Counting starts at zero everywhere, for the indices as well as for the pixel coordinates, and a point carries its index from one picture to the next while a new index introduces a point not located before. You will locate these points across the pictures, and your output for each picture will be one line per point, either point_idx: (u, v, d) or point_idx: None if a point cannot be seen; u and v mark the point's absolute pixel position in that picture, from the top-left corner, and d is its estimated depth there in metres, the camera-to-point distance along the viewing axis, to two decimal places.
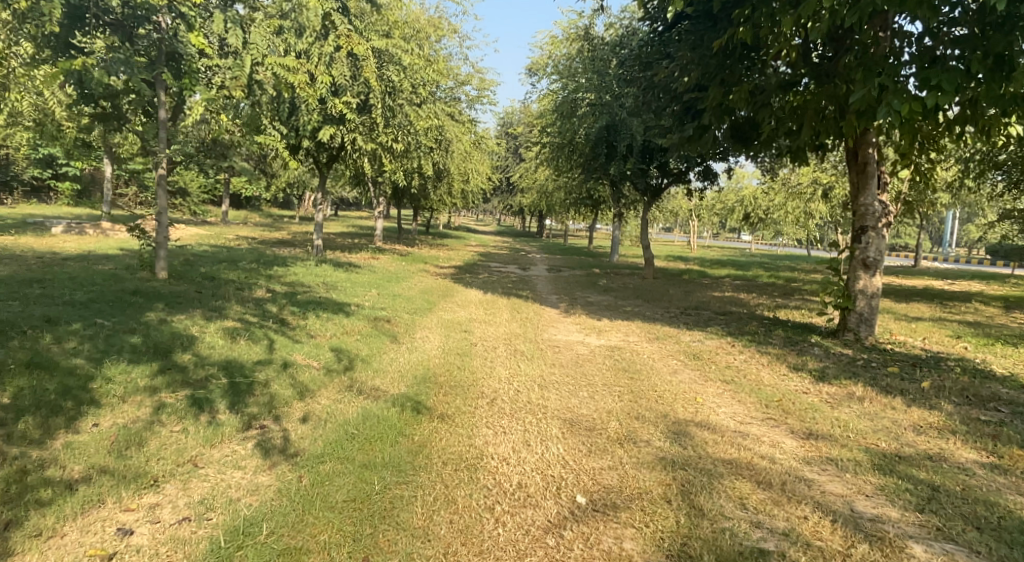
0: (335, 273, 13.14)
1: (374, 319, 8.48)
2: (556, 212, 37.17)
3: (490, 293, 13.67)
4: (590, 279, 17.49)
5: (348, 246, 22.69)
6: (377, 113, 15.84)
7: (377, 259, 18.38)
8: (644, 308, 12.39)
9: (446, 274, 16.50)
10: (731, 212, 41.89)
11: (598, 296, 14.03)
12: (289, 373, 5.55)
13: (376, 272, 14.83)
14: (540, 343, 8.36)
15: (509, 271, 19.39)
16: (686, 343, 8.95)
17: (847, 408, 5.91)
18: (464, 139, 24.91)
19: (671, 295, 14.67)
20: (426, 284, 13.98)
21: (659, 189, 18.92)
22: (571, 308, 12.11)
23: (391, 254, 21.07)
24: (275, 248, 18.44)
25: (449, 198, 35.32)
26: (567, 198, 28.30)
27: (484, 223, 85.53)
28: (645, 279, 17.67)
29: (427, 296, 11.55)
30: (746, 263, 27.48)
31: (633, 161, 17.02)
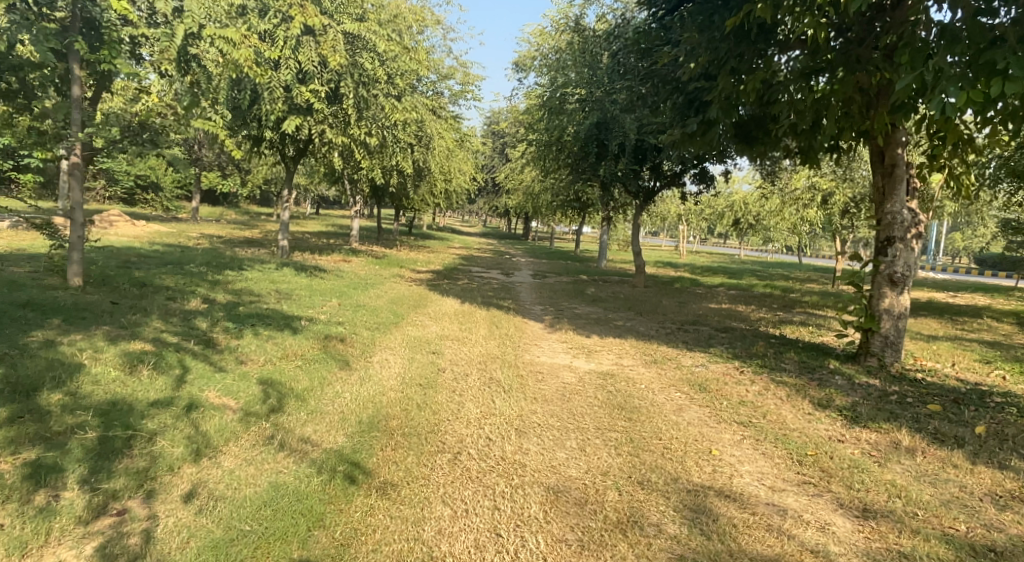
0: (295, 279, 11.82)
1: (325, 337, 7.21)
2: (542, 214, 35.95)
3: (468, 302, 12.43)
4: (577, 287, 16.31)
5: (321, 248, 21.33)
6: (348, 104, 14.56)
7: (349, 262, 17.06)
8: (637, 323, 11.20)
9: (421, 281, 15.23)
10: (721, 218, 40.94)
11: (586, 308, 12.84)
12: (190, 419, 4.30)
13: (342, 277, 13.53)
14: (520, 370, 7.12)
15: (491, 277, 18.15)
16: (688, 369, 7.75)
17: (899, 466, 4.73)
18: (447, 136, 23.67)
19: (665, 308, 13.49)
20: (398, 292, 12.70)
21: (652, 192, 17.80)
22: (556, 322, 10.91)
23: (365, 256, 19.76)
24: (237, 249, 17.05)
25: (432, 199, 33.99)
26: (554, 200, 27.08)
27: (470, 224, 84.12)
28: (637, 289, 16.50)
29: (396, 307, 10.29)
30: (739, 271, 26.47)
31: (626, 161, 15.87)
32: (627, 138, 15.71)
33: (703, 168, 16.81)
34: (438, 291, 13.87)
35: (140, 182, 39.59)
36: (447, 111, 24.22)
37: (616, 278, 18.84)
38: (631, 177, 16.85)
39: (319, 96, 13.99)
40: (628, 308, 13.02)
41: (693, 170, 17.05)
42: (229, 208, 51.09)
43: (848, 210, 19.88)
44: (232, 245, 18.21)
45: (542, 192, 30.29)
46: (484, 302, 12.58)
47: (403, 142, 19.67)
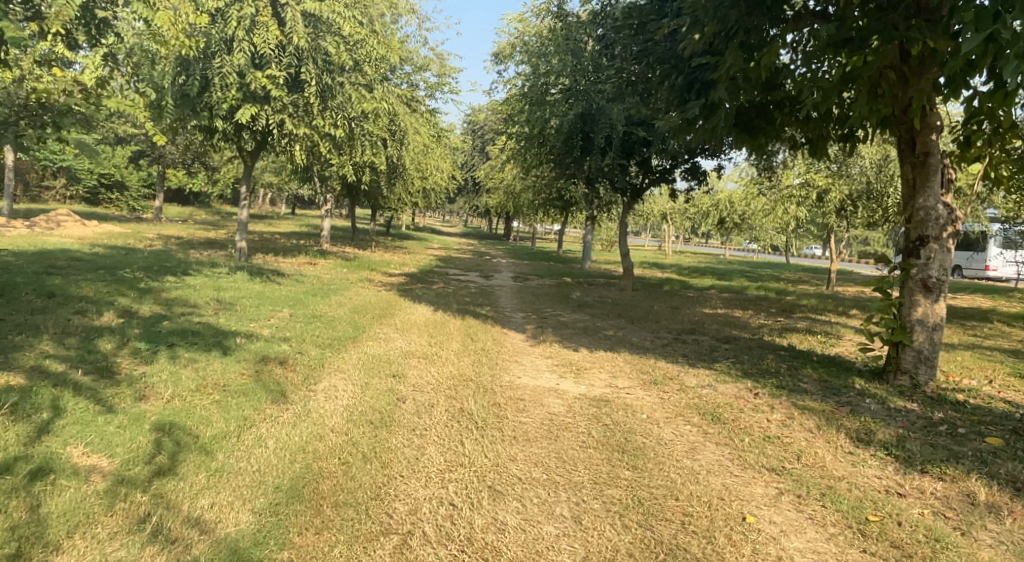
0: (247, 285, 10.52)
1: (262, 359, 5.98)
2: (523, 214, 34.79)
3: (442, 309, 11.21)
4: (561, 291, 15.15)
5: (287, 249, 19.97)
6: (310, 92, 13.24)
7: (315, 264, 15.76)
8: (629, 333, 10.07)
9: (393, 285, 14.00)
10: (706, 217, 40.12)
11: (571, 315, 11.68)
12: (29, 495, 3.08)
13: (303, 281, 12.25)
14: (498, 398, 5.94)
15: (469, 280, 16.95)
16: (695, 392, 6.63)
17: (987, 536, 3.64)
18: (422, 131, 22.42)
19: (659, 314, 12.37)
20: (365, 298, 11.46)
21: (640, 189, 16.72)
22: (539, 332, 9.76)
23: (334, 258, 18.46)
24: (192, 250, 15.66)
25: (410, 197, 32.67)
26: (535, 198, 25.91)
27: (451, 224, 82.73)
28: (626, 293, 15.39)
29: (358, 318, 9.04)
30: (727, 272, 25.54)
31: (613, 155, 14.77)
32: (615, 130, 14.60)
33: (695, 163, 15.78)
34: (410, 297, 12.63)
35: (103, 180, 37.77)
36: (422, 104, 22.97)
37: (602, 280, 17.72)
38: (618, 173, 15.74)
39: (277, 83, 12.72)
40: (617, 315, 11.89)
41: (684, 166, 16.01)
42: (200, 207, 49.28)
43: (844, 208, 19.00)
44: (188, 246, 16.80)
45: (523, 191, 29.12)
46: (460, 309, 11.36)
47: (375, 136, 18.39)
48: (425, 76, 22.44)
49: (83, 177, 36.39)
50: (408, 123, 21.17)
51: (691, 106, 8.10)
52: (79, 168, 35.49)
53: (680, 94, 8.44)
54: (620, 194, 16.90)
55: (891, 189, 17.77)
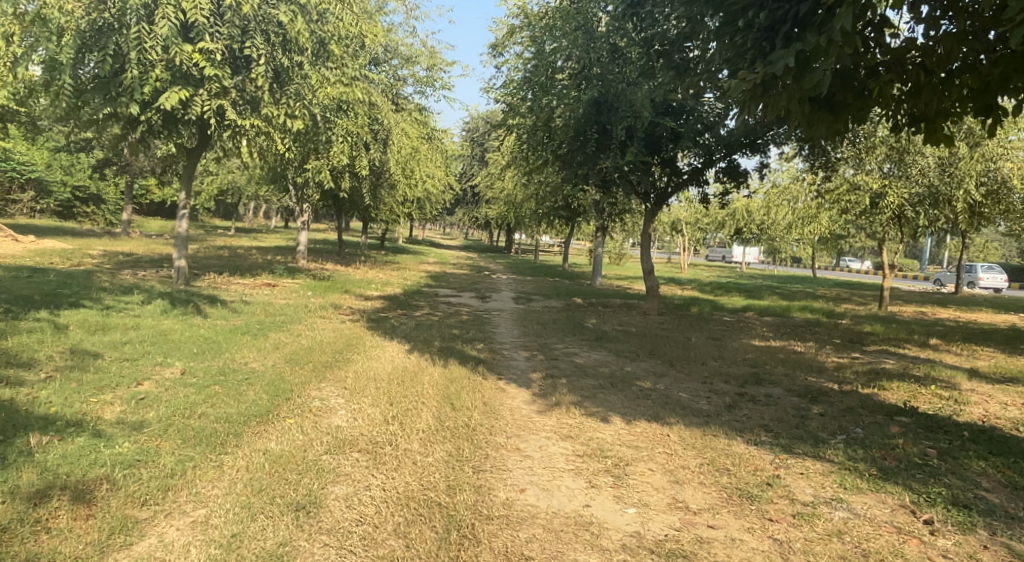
0: (154, 319, 7.78)
1: (40, 493, 3.23)
2: (525, 225, 32.04)
3: (420, 348, 8.51)
4: (573, 318, 12.46)
5: (253, 267, 17.38)
6: (260, 71, 10.57)
7: (276, 286, 13.13)
8: (672, 386, 7.32)
9: (363, 312, 11.31)
10: (719, 228, 37.33)
11: (589, 353, 8.97)
12: None
13: (245, 310, 9.57)
14: (482, 560, 3.20)
15: (462, 303, 14.28)
16: (823, 522, 3.88)
17: None
18: (411, 131, 19.87)
19: (701, 350, 9.63)
20: (320, 334, 8.72)
21: (665, 193, 14.03)
22: (549, 386, 7.01)
23: (304, 277, 15.85)
24: (127, 270, 13.05)
25: (401, 208, 29.99)
26: (539, 207, 23.31)
27: (450, 236, 79.92)
28: (652, 320, 12.64)
29: (288, 374, 6.26)
30: (754, 288, 22.83)
31: (635, 151, 12.04)
32: (639, 120, 11.93)
33: (733, 162, 13.08)
34: (381, 328, 9.90)
35: (77, 193, 35.34)
36: (410, 102, 20.31)
37: (619, 302, 15.00)
38: (639, 174, 13.01)
39: (215, 60, 10.08)
40: (649, 353, 9.14)
41: (718, 166, 13.31)
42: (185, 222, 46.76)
43: (900, 215, 16.32)
44: (127, 265, 14.14)
45: (525, 199, 26.40)
46: (443, 348, 8.59)
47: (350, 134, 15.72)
48: (413, 69, 19.78)
49: (54, 190, 33.90)
50: (392, 121, 18.46)
51: (773, 61, 5.50)
52: (50, 179, 32.98)
53: (758, 42, 5.81)
54: (640, 199, 14.17)
55: (961, 191, 15.14)
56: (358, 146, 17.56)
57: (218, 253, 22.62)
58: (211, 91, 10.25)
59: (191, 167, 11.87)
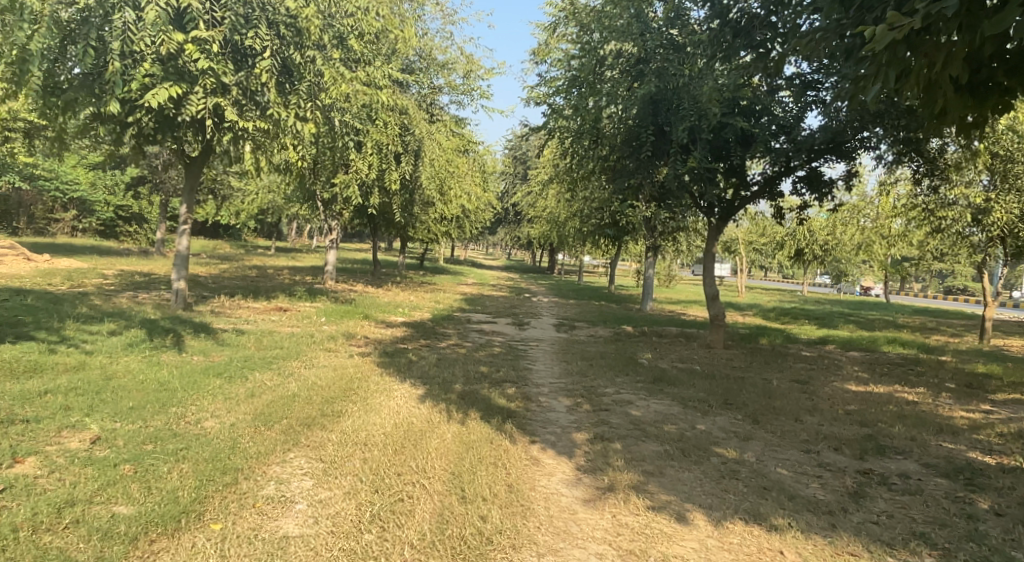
0: (110, 355, 6.32)
1: None
2: (569, 244, 30.29)
3: (435, 394, 6.84)
4: (624, 352, 10.64)
5: (273, 288, 16.12)
6: (264, 66, 9.21)
7: (287, 312, 11.72)
8: (765, 458, 5.46)
9: (379, 343, 9.74)
10: (778, 249, 34.88)
11: (647, 404, 7.14)
12: None
13: (235, 340, 8.11)
14: None
15: (497, 331, 12.59)
16: None
17: None
18: (446, 144, 18.50)
19: (788, 400, 7.71)
20: (318, 374, 7.13)
21: (732, 207, 12.04)
22: (600, 455, 5.25)
23: (325, 300, 14.47)
24: (128, 292, 11.83)
25: (440, 227, 28.65)
26: (584, 225, 21.61)
27: (492, 257, 78.53)
28: (718, 355, 10.72)
29: (245, 439, 4.64)
30: (825, 315, 20.52)
31: (699, 156, 10.24)
32: (704, 119, 10.13)
33: (814, 170, 11.16)
34: (396, 364, 8.26)
35: (120, 212, 35.34)
36: (446, 113, 18.98)
37: (676, 333, 13.06)
38: (703, 183, 11.17)
39: (212, 52, 8.72)
40: (725, 404, 7.27)
41: (796, 174, 11.39)
42: (228, 242, 46.79)
43: (1008, 235, 13.99)
44: (132, 287, 12.96)
45: (569, 217, 24.69)
46: (466, 394, 6.91)
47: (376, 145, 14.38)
48: (449, 77, 18.42)
49: (97, 210, 33.93)
50: (425, 132, 17.07)
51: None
52: (92, 198, 32.96)
53: None
54: (702, 214, 12.31)
55: None
56: (388, 158, 16.22)
57: (246, 274, 21.56)
58: (210, 88, 8.96)
59: (194, 177, 10.60)
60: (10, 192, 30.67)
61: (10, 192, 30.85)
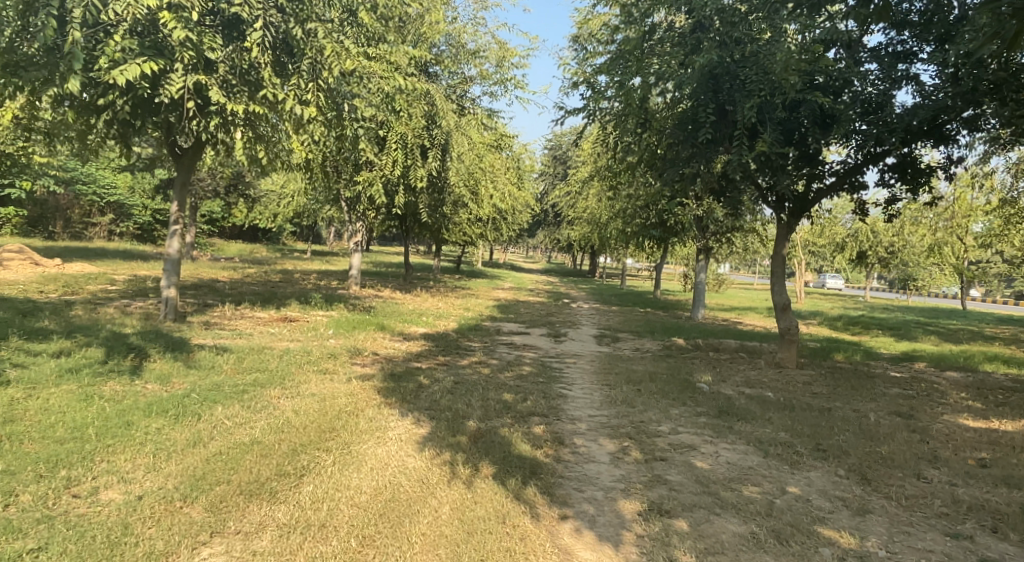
0: (30, 388, 5.01)
1: None
2: (610, 247, 28.55)
3: (440, 436, 5.35)
4: (677, 373, 8.96)
5: (290, 295, 14.94)
6: (254, 39, 7.92)
7: (293, 323, 10.43)
8: (899, 550, 3.79)
9: (388, 361, 8.33)
10: (837, 251, 32.51)
11: (715, 451, 5.50)
12: None
13: (212, 360, 6.80)
14: None
15: (529, 346, 11.04)
16: None
17: None
18: (478, 138, 17.11)
19: (898, 445, 5.96)
20: (298, 408, 5.70)
21: (808, 201, 10.01)
22: (659, 544, 3.69)
23: (342, 308, 13.21)
24: (122, 301, 10.72)
25: (474, 229, 27.31)
26: (628, 226, 19.95)
27: (532, 260, 77.09)
28: (792, 378, 8.98)
29: (144, 527, 3.22)
30: (900, 325, 18.39)
31: (770, 139, 8.51)
32: (776, 95, 8.39)
33: (909, 157, 9.36)
34: (401, 391, 6.81)
35: (155, 215, 35.05)
36: (477, 105, 17.59)
37: (737, 350, 11.30)
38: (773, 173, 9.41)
39: (191, 21, 7.43)
40: (818, 453, 5.57)
41: (885, 162, 9.60)
42: (265, 246, 46.45)
43: None
44: (131, 294, 11.89)
45: (611, 218, 23.01)
46: (480, 436, 5.40)
47: None
48: (480, 66, 17.04)
49: (133, 213, 33.71)
50: (454, 125, 15.68)
51: None
52: (128, 202, 32.70)
53: None
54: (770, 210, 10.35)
55: None
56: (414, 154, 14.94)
57: (269, 278, 20.56)
58: (191, 65, 7.73)
59: (186, 172, 9.43)
60: (46, 195, 30.55)
61: (46, 196, 30.75)
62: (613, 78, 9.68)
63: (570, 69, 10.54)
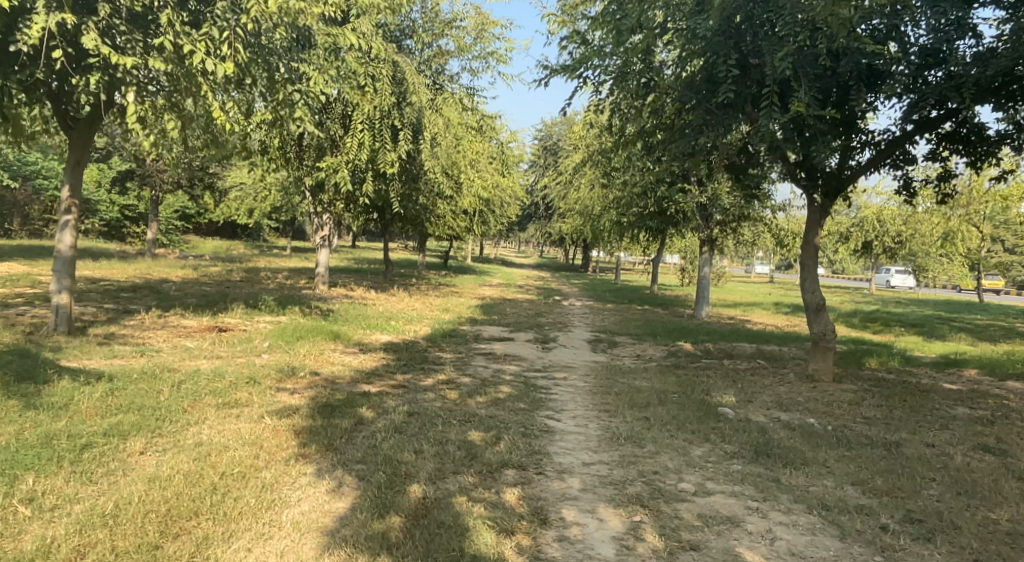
0: None
1: None
2: (604, 240, 26.77)
3: (362, 517, 3.57)
4: (691, 393, 7.17)
5: (242, 296, 13.12)
6: None
7: (224, 334, 8.61)
8: None
9: (327, 385, 6.54)
10: (841, 242, 30.99)
11: (770, 529, 3.76)
12: None
13: (70, 393, 5.01)
14: None
15: (510, 357, 9.26)
16: None
17: None
18: (455, 117, 15.26)
19: (1018, 508, 4.22)
20: (161, 473, 3.93)
21: (847, 180, 8.10)
22: None
23: (296, 313, 11.41)
24: (19, 309, 8.87)
25: (458, 221, 25.56)
26: (623, 216, 18.24)
27: (523, 256, 75.47)
28: (833, 395, 7.26)
29: None
30: (923, 321, 16.79)
31: (807, 99, 6.64)
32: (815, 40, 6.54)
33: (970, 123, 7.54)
34: (329, 432, 5.03)
35: None
36: (453, 81, 15.76)
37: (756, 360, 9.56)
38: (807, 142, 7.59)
39: None
40: (915, 528, 3.83)
41: (939, 131, 7.79)
42: (245, 243, 44.42)
43: None
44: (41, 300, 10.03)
45: (604, 209, 21.26)
46: (422, 516, 3.64)
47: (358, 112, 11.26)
48: (456, 36, 15.20)
49: None
50: (426, 103, 13.86)
51: None
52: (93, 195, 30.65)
53: None
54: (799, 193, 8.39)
55: None
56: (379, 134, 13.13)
57: (231, 278, 18.68)
58: (59, 3, 5.93)
59: (80, 148, 7.63)
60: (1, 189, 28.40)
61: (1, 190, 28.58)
62: (607, 28, 7.85)
63: (556, 20, 8.71)
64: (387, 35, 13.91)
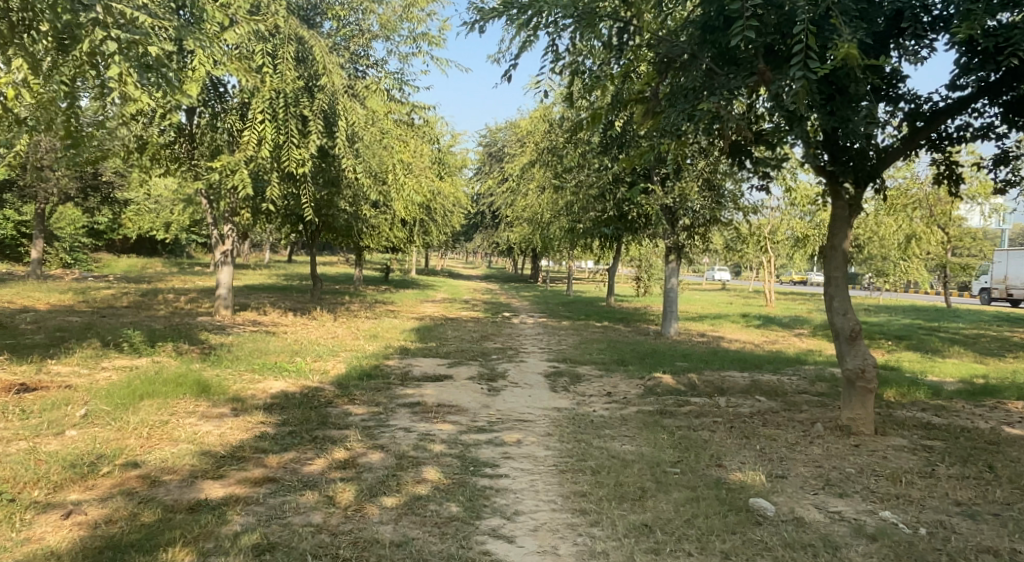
0: None
1: None
2: (555, 249, 24.74)
3: None
4: (698, 470, 4.99)
5: (108, 330, 10.37)
6: None
7: (29, 396, 5.98)
8: None
9: (138, 492, 4.08)
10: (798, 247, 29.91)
11: None
12: None
13: None
14: None
15: (443, 407, 6.93)
16: None
17: None
18: (381, 106, 12.80)
19: None
20: None
21: (884, 164, 6.08)
22: None
23: (169, 351, 8.79)
24: None
25: (396, 231, 23.12)
26: (577, 225, 16.13)
27: (470, 267, 73.21)
28: (892, 460, 5.23)
29: None
30: (908, 332, 15.33)
31: (854, 43, 4.57)
32: None
33: None
34: None
35: None
36: (376, 63, 13.33)
37: (760, 401, 7.51)
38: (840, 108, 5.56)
39: None
40: None
41: (1005, 97, 5.85)
42: (165, 260, 40.61)
43: None
44: None
45: (554, 215, 19.24)
46: None
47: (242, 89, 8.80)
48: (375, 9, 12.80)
49: None
50: (341, 87, 11.52)
51: None
52: None
53: None
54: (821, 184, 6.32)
55: None
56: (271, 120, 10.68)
57: (118, 302, 15.72)
58: None
59: None
60: None
61: None
62: None
63: None
64: (290, 7, 11.56)
